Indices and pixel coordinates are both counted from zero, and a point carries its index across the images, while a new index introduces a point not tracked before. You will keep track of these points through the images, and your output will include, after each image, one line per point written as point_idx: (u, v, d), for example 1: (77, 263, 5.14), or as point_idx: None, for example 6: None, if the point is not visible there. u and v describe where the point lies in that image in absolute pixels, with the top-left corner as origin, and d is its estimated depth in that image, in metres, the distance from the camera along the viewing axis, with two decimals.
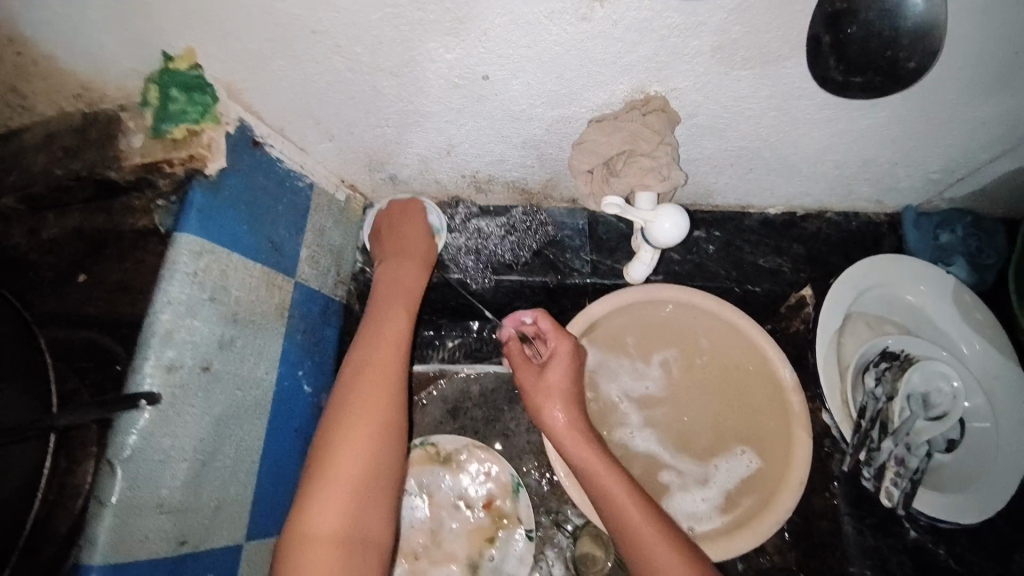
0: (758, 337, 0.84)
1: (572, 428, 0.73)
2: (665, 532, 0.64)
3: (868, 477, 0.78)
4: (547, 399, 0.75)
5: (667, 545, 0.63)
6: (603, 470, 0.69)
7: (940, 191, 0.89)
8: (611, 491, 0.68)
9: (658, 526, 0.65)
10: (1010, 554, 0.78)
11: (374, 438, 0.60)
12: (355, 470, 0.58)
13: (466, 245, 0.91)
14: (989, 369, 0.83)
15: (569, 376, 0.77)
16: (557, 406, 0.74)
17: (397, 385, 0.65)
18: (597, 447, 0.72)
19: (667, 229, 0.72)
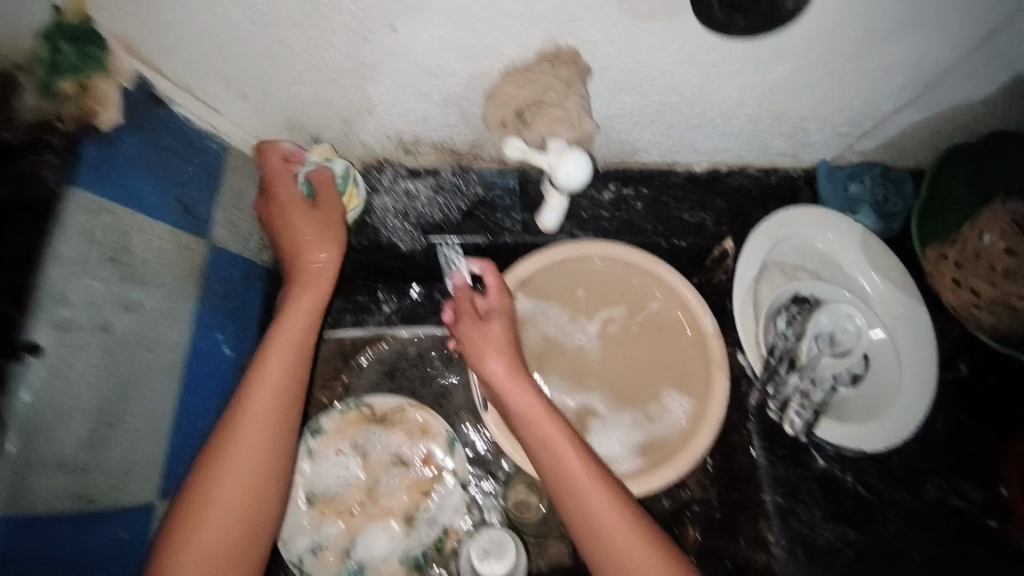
0: (678, 284, 0.89)
1: (506, 372, 0.74)
2: (611, 498, 0.67)
3: (774, 409, 0.84)
4: (483, 353, 0.76)
5: (614, 511, 0.66)
6: (540, 415, 0.72)
7: (849, 145, 0.93)
8: (563, 458, 0.69)
9: (604, 489, 0.67)
10: (917, 479, 0.84)
11: (248, 493, 0.60)
12: (223, 526, 0.58)
13: (393, 207, 0.90)
14: (894, 308, 0.89)
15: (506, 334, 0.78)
16: (495, 359, 0.75)
17: (280, 440, 0.63)
18: (538, 397, 0.73)
19: (571, 172, 0.71)
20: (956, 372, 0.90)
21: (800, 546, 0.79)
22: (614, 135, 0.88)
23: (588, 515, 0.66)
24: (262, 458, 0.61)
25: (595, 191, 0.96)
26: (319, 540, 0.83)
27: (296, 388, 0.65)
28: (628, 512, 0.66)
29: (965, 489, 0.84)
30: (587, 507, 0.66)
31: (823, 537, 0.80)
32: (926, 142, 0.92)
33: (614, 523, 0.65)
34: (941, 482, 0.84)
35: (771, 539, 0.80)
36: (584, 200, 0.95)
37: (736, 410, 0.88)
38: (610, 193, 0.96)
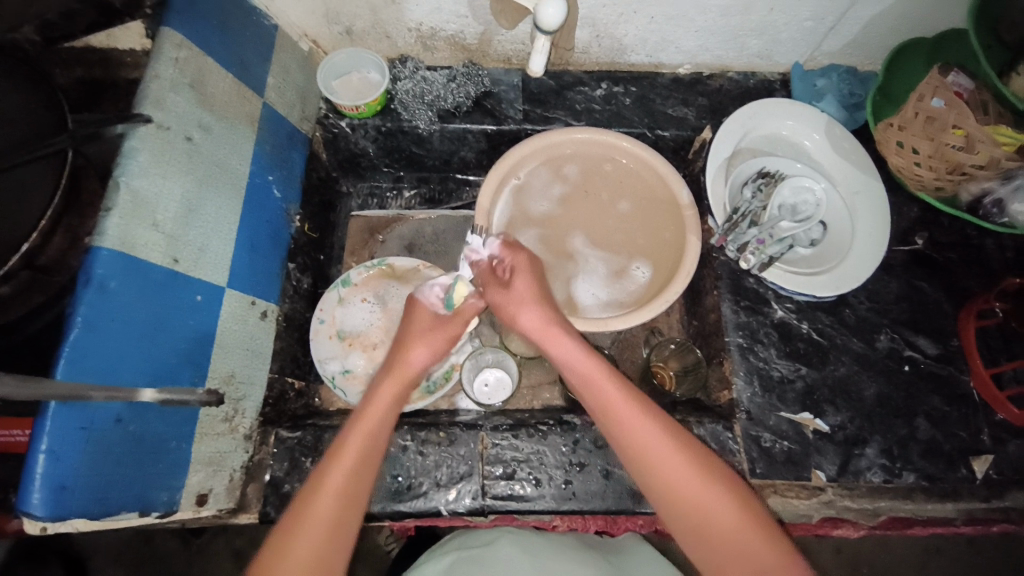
0: (661, 167, 0.99)
1: (553, 329, 0.76)
2: (690, 453, 0.66)
3: (732, 249, 0.95)
4: (518, 306, 0.77)
5: (699, 479, 0.64)
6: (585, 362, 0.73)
7: (817, 45, 1.03)
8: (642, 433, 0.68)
9: (690, 458, 0.66)
10: (870, 331, 0.92)
11: (351, 476, 0.64)
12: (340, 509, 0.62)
13: (413, 90, 1.03)
14: (854, 186, 0.99)
15: (534, 285, 0.79)
16: (527, 309, 0.77)
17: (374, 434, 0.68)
18: (575, 341, 0.76)
19: (550, 12, 0.82)
20: (913, 245, 0.97)
21: (756, 377, 0.89)
22: (602, 30, 0.99)
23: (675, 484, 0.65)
24: (339, 490, 0.63)
25: (588, 89, 1.07)
26: (345, 367, 0.96)
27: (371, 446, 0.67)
28: (710, 469, 0.65)
29: (917, 341, 0.91)
30: (669, 480, 0.65)
31: (776, 371, 0.89)
32: (890, 39, 1.00)
33: (700, 491, 0.64)
34: (893, 334, 0.91)
35: (732, 371, 0.90)
36: (578, 95, 1.07)
37: (709, 275, 0.99)
38: (602, 90, 1.08)
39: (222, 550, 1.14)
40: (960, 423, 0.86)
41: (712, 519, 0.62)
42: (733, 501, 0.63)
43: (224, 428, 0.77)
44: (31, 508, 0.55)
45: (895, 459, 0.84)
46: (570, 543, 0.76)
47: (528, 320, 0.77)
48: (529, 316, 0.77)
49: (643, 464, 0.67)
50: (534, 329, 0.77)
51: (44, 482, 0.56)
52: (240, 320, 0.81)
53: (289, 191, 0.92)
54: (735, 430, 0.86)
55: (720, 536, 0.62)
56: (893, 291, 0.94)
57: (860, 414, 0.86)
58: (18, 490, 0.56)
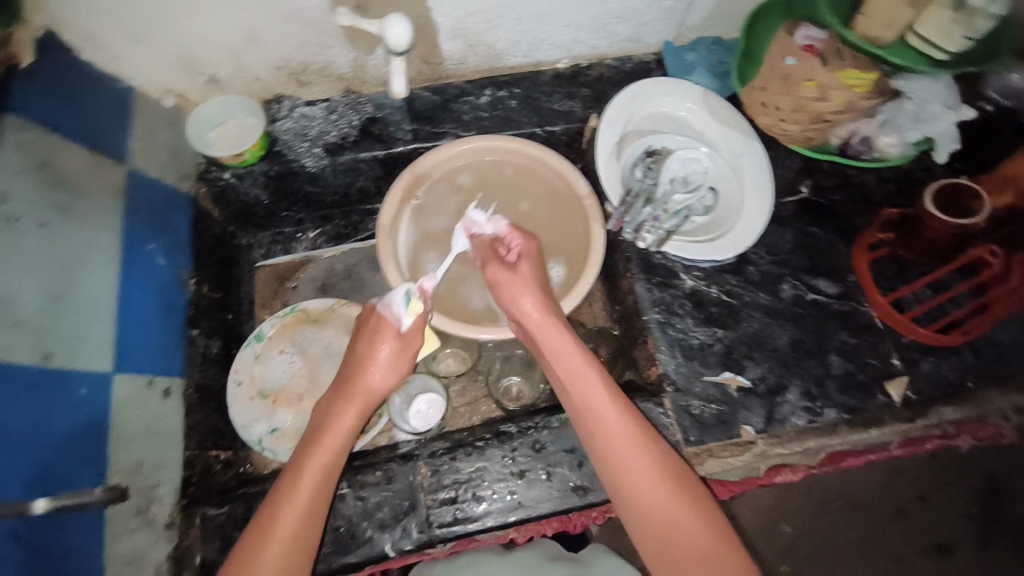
0: (555, 163, 1.01)
1: (549, 322, 0.81)
2: (658, 462, 0.73)
3: (629, 230, 0.97)
4: (518, 288, 0.83)
5: (665, 486, 0.72)
6: (576, 359, 0.79)
7: (681, 21, 1.06)
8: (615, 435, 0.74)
9: (657, 466, 0.73)
10: (774, 281, 0.96)
11: (314, 502, 0.69)
12: (296, 547, 0.66)
13: (293, 129, 1.00)
14: (737, 150, 1.03)
15: (533, 271, 0.86)
16: (529, 295, 0.83)
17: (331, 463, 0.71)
18: (568, 332, 0.81)
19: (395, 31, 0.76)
20: (800, 194, 1.02)
21: (678, 348, 0.92)
22: (473, 39, 0.99)
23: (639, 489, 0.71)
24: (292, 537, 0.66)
25: (473, 98, 1.07)
26: (272, 425, 0.92)
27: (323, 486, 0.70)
28: (673, 476, 0.72)
29: (818, 283, 0.96)
30: (635, 481, 0.72)
31: (696, 339, 0.92)
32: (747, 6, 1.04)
33: (664, 497, 0.71)
34: (795, 281, 0.96)
35: (655, 348, 0.92)
36: (464, 105, 1.07)
37: (620, 258, 1.00)
38: (487, 96, 1.07)
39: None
40: (869, 352, 0.91)
41: (672, 517, 0.70)
42: (691, 505, 0.71)
43: (139, 522, 0.73)
44: None
45: (816, 398, 0.88)
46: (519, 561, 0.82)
47: (524, 305, 0.82)
48: (529, 301, 0.82)
49: (615, 467, 0.73)
50: (529, 320, 0.82)
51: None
52: (138, 404, 0.77)
53: (173, 257, 0.88)
54: (666, 404, 0.88)
55: (669, 537, 0.69)
56: (788, 241, 0.99)
57: (777, 362, 0.90)
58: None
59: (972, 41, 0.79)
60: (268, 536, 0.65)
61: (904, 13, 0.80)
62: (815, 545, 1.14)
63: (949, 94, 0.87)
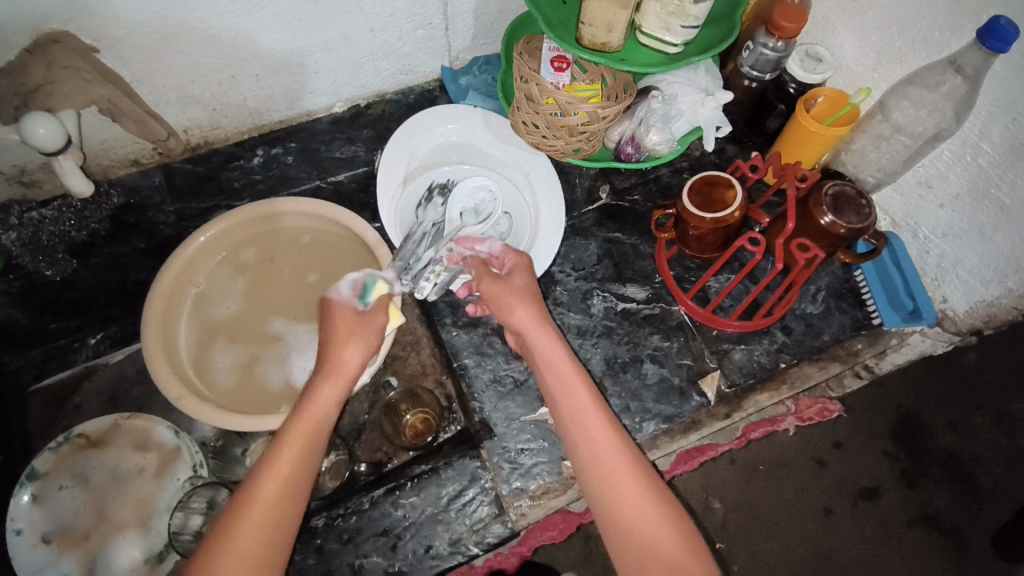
0: (338, 215, 0.93)
1: (540, 321, 0.74)
2: (638, 469, 0.65)
3: (407, 282, 0.88)
4: (513, 299, 0.75)
5: (644, 492, 0.64)
6: (561, 359, 0.72)
7: (447, 47, 1.01)
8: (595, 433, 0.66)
9: (636, 469, 0.65)
10: (583, 298, 0.92)
11: (269, 543, 0.60)
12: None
13: (23, 239, 0.86)
14: (523, 164, 0.99)
15: (524, 279, 0.78)
16: (524, 303, 0.75)
17: (300, 481, 0.63)
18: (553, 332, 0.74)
19: None
20: (599, 201, 1.00)
21: (490, 391, 0.87)
22: (214, 103, 0.90)
23: (614, 490, 0.64)
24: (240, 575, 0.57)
25: (244, 161, 0.99)
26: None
27: (279, 522, 0.61)
28: (652, 483, 0.64)
29: (626, 290, 0.93)
30: (614, 479, 0.64)
31: (510, 376, 0.88)
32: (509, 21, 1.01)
33: (643, 506, 0.63)
34: (604, 294, 0.93)
35: (468, 396, 0.87)
36: (235, 171, 0.99)
37: (422, 305, 0.94)
38: (259, 157, 1.00)
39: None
40: (680, 353, 0.88)
41: (646, 528, 0.62)
42: (670, 518, 0.62)
43: None
44: None
45: (635, 414, 0.85)
46: None
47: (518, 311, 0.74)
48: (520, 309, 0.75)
49: (591, 461, 0.65)
50: (523, 317, 0.75)
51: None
52: None
53: None
54: (485, 456, 0.84)
55: (648, 544, 0.61)
56: (592, 253, 0.96)
57: (594, 384, 0.87)
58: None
59: (695, 28, 0.78)
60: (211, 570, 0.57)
61: (621, 15, 0.76)
62: (745, 521, 0.88)
63: (711, 83, 0.90)
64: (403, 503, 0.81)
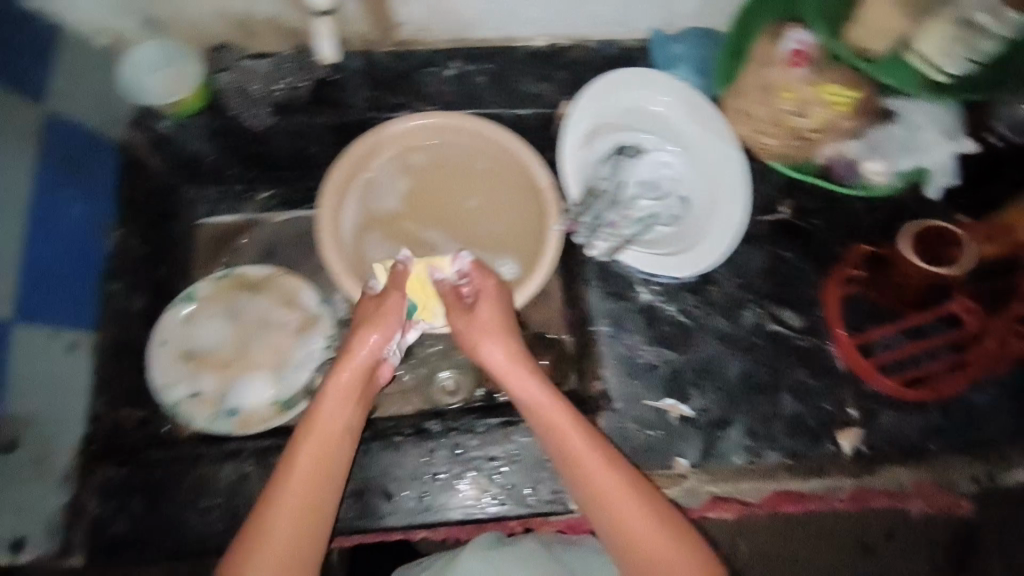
0: (522, 153, 0.94)
1: (524, 371, 0.76)
2: (653, 511, 0.68)
3: (583, 235, 0.90)
4: (484, 336, 0.78)
5: (663, 532, 0.67)
6: (557, 407, 0.74)
7: (672, 8, 0.97)
8: (605, 479, 0.70)
9: (651, 512, 0.68)
10: (735, 307, 0.90)
11: (307, 514, 0.68)
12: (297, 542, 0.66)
13: (234, 84, 0.93)
14: (718, 157, 0.92)
15: (498, 311, 0.80)
16: (492, 339, 0.78)
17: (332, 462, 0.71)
18: (543, 382, 0.76)
19: None
20: (777, 214, 0.94)
21: (622, 365, 0.87)
22: (436, 5, 0.91)
23: (632, 536, 0.67)
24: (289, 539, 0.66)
25: (438, 70, 0.99)
26: (193, 390, 0.89)
27: (319, 496, 0.69)
28: (670, 522, 0.68)
29: (784, 314, 0.90)
30: (632, 524, 0.67)
31: (642, 358, 0.87)
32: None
33: (663, 545, 0.66)
34: (758, 309, 0.90)
35: (601, 367, 0.88)
36: (428, 77, 0.99)
37: (574, 260, 0.94)
38: (453, 70, 1.00)
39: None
40: (821, 396, 0.86)
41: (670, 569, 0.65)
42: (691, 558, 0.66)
43: (28, 473, 0.72)
44: None
45: (759, 438, 0.84)
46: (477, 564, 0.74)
47: (494, 354, 0.77)
48: (493, 349, 0.77)
49: (601, 506, 0.69)
50: (500, 367, 0.77)
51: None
52: (47, 355, 0.75)
53: (94, 206, 0.84)
54: (598, 423, 0.84)
55: None
56: (758, 264, 0.92)
57: (724, 394, 0.85)
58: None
59: (966, 65, 0.73)
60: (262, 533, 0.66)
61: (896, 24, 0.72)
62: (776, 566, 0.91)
63: (952, 124, 0.84)
64: (515, 439, 0.82)
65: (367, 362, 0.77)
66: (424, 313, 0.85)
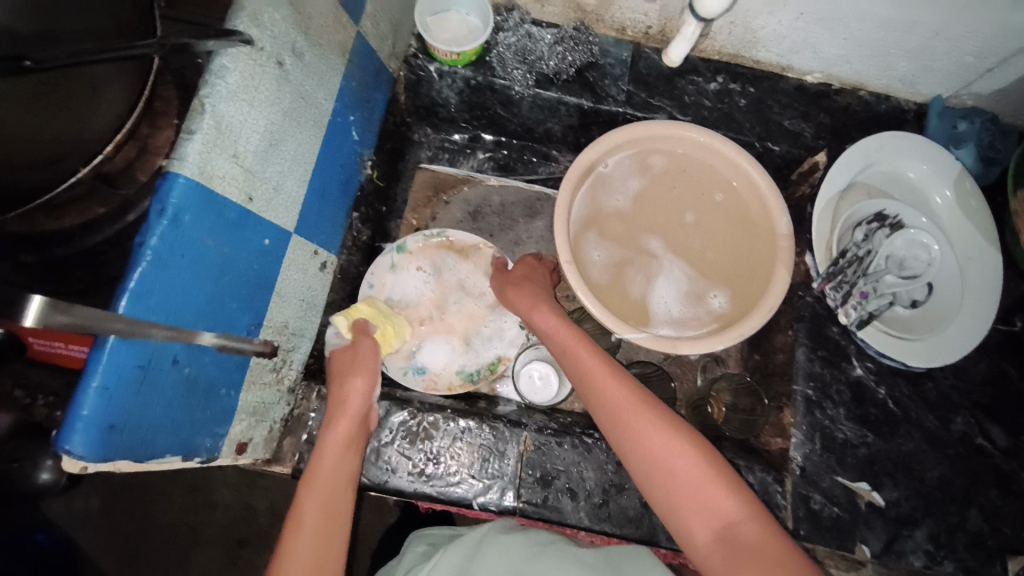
0: (769, 192, 0.90)
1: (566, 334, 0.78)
2: (693, 453, 0.62)
3: (834, 297, 0.88)
4: (527, 303, 0.84)
5: (704, 471, 0.61)
6: (595, 365, 0.73)
7: (969, 81, 0.93)
8: (642, 431, 0.65)
9: (690, 451, 0.62)
10: (947, 409, 0.86)
11: (331, 489, 0.65)
12: (325, 514, 0.63)
13: (515, 46, 0.94)
14: (966, 247, 0.90)
15: (539, 290, 0.86)
16: (542, 305, 0.83)
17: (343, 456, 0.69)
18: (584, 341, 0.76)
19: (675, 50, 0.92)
20: (1012, 326, 0.90)
21: (819, 434, 0.84)
22: (739, 18, 0.90)
23: (674, 487, 0.61)
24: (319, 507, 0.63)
25: (702, 80, 0.98)
26: None
27: (338, 481, 0.66)
28: (712, 464, 0.62)
29: (991, 430, 0.85)
30: (672, 470, 0.62)
31: (841, 433, 0.84)
32: None
33: (709, 491, 0.60)
34: (970, 419, 0.86)
35: (792, 422, 0.85)
36: (691, 87, 0.97)
37: (787, 312, 0.92)
38: (717, 84, 0.98)
39: (214, 480, 1.20)
40: (1013, 524, 0.82)
41: (718, 515, 0.58)
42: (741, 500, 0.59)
43: (270, 378, 0.75)
44: (74, 447, 0.49)
45: (941, 548, 0.80)
46: (529, 548, 0.68)
47: (547, 318, 0.81)
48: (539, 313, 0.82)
49: (637, 457, 0.64)
50: (550, 330, 0.80)
51: (92, 420, 0.49)
52: (300, 268, 0.77)
53: (365, 133, 0.87)
54: (785, 484, 0.82)
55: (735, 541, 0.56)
56: (981, 372, 0.87)
57: (917, 494, 0.82)
58: (58, 425, 0.49)
59: None
60: (298, 499, 0.64)
61: None
62: None
63: None
64: None
65: (362, 411, 0.73)
66: (394, 332, 0.88)
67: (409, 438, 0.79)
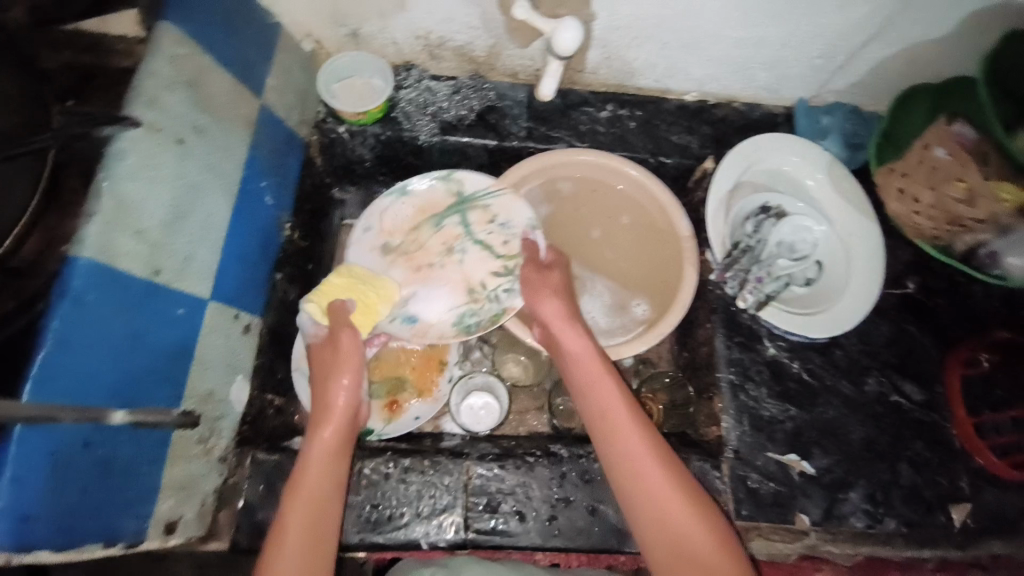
0: (666, 201, 0.98)
1: (563, 326, 0.83)
2: (670, 472, 0.71)
3: (732, 285, 0.95)
4: (536, 294, 0.88)
5: (678, 491, 0.69)
6: (595, 366, 0.79)
7: (825, 81, 1.05)
8: (628, 445, 0.72)
9: (670, 472, 0.71)
10: (860, 373, 0.93)
11: (312, 510, 0.68)
12: (310, 540, 0.66)
13: (415, 100, 1.02)
14: (847, 225, 1.00)
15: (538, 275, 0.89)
16: (541, 295, 0.87)
17: (328, 472, 0.71)
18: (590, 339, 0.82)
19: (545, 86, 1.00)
20: (904, 289, 0.99)
21: (747, 416, 0.89)
22: (613, 52, 1.00)
23: (649, 493, 0.69)
24: (302, 530, 0.67)
25: (594, 110, 1.07)
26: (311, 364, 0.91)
27: (320, 500, 0.69)
28: (687, 488, 0.70)
29: (904, 386, 0.92)
30: (649, 484, 0.70)
31: (767, 411, 0.89)
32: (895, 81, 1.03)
33: (677, 507, 0.68)
34: (882, 379, 0.92)
35: (722, 409, 0.89)
36: (585, 116, 1.06)
37: (703, 307, 0.98)
38: (608, 112, 1.07)
39: None
40: (938, 470, 0.88)
41: (684, 530, 0.67)
42: (705, 520, 0.68)
43: (199, 450, 0.74)
44: None
45: (878, 505, 0.85)
46: None
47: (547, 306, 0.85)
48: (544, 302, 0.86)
49: (623, 467, 0.72)
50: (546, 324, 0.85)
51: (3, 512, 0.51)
52: (222, 334, 0.79)
53: (279, 197, 0.91)
54: (724, 469, 0.86)
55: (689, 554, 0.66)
56: (884, 334, 0.95)
57: (847, 457, 0.87)
58: None
59: None
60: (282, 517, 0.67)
61: None
62: None
63: None
64: None
65: (347, 413, 0.76)
66: (381, 297, 0.86)
67: (352, 487, 0.80)
